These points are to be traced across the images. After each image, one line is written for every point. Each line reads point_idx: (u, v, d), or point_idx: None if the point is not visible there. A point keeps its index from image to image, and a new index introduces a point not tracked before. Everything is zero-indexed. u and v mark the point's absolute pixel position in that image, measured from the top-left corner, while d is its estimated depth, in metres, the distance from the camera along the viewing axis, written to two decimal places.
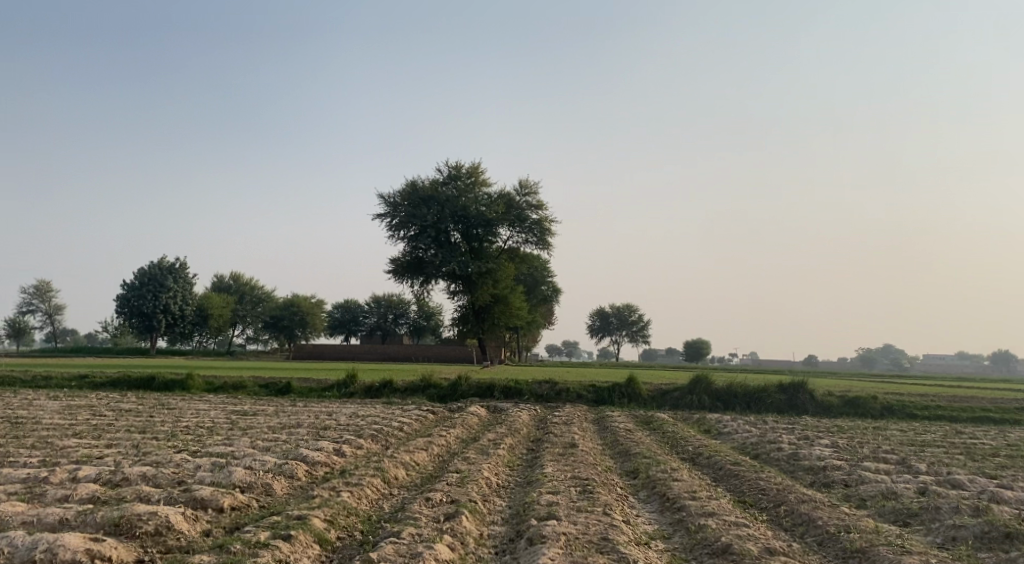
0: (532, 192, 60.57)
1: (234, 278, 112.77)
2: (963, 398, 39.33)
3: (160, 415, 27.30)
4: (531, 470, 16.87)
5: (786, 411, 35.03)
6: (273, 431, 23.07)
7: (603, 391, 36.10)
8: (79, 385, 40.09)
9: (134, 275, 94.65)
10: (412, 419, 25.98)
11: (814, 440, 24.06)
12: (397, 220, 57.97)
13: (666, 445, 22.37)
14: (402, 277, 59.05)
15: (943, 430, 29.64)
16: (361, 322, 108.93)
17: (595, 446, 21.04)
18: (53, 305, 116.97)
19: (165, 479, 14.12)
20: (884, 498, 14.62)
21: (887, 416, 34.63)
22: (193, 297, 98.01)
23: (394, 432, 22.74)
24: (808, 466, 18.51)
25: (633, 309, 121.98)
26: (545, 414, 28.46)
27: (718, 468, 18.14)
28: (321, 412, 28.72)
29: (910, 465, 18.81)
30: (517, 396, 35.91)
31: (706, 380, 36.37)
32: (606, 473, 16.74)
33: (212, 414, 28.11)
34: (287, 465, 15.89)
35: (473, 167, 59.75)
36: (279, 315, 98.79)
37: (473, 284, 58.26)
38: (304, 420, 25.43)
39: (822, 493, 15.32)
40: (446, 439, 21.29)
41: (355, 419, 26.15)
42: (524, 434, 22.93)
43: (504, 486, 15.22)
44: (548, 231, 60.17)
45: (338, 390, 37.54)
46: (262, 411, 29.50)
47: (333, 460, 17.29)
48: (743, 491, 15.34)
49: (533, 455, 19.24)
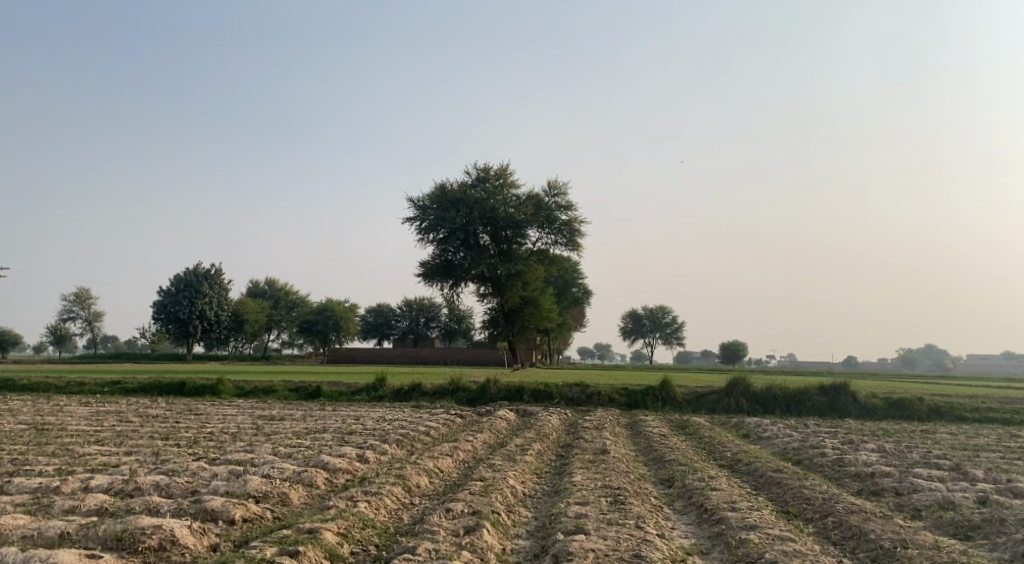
0: (561, 193, 59.66)
1: (269, 283, 113.51)
2: (1015, 400, 37.70)
3: (186, 421, 26.93)
4: (559, 478, 16.07)
5: (827, 414, 33.78)
6: (298, 436, 22.54)
7: (637, 395, 35.14)
8: (111, 390, 40.09)
9: (171, 282, 95.65)
10: (440, 424, 25.32)
11: (860, 445, 22.90)
12: (426, 223, 57.54)
13: (703, 452, 21.39)
14: (431, 280, 58.60)
15: (996, 434, 28.28)
16: (393, 325, 109.04)
17: (627, 452, 20.18)
18: (93, 312, 118.70)
19: (178, 489, 13.59)
20: (941, 509, 13.62)
21: (935, 419, 33.21)
22: (228, 303, 98.71)
23: (420, 438, 22.08)
24: (855, 473, 17.45)
25: (667, 310, 120.39)
26: (576, 419, 27.60)
27: (759, 476, 17.15)
28: (348, 417, 28.16)
29: (966, 472, 17.67)
30: (548, 399, 35.08)
31: (743, 382, 35.21)
32: (640, 481, 15.87)
33: (239, 420, 27.67)
34: (305, 473, 15.28)
35: (501, 169, 58.98)
36: (313, 320, 99.03)
37: (503, 287, 57.59)
38: (330, 425, 24.89)
39: (872, 502, 14.35)
40: (473, 445, 20.59)
41: (382, 423, 25.55)
42: (554, 440, 22.13)
43: (531, 496, 14.43)
44: (578, 232, 59.24)
45: (367, 393, 37.08)
46: (289, 416, 29.05)
47: (353, 467, 16.64)
48: (787, 501, 14.37)
49: (562, 462, 18.43)
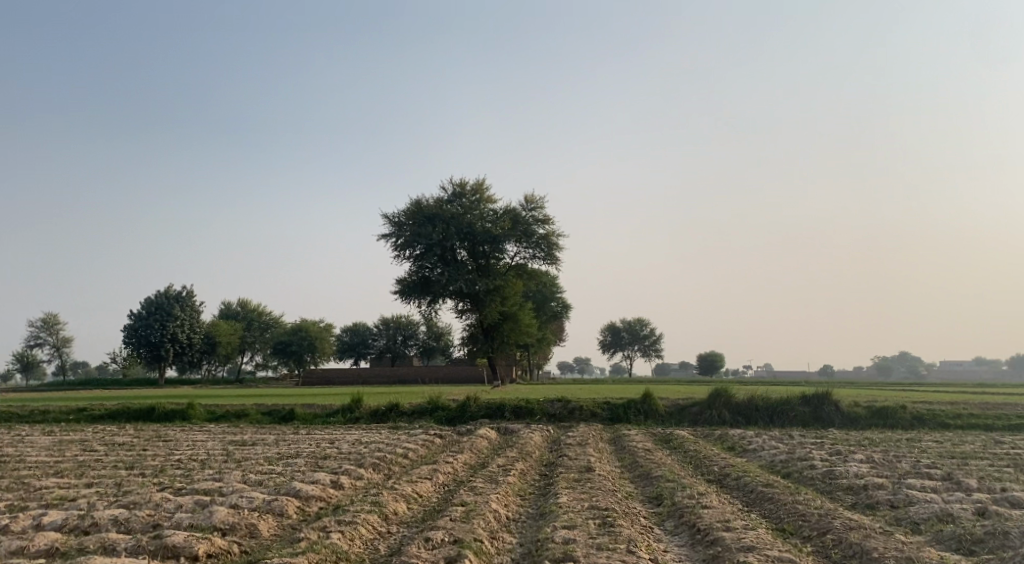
0: (538, 207, 59.21)
1: (242, 305, 111.85)
2: (995, 405, 37.57)
3: (154, 448, 25.91)
4: (544, 499, 15.41)
5: (811, 424, 33.38)
6: (270, 462, 21.61)
7: (619, 409, 34.56)
8: (77, 418, 38.75)
9: (143, 305, 93.73)
10: (418, 445, 24.56)
11: (847, 456, 22.45)
12: (402, 239, 56.73)
13: (690, 466, 20.80)
14: (409, 297, 57.76)
15: (982, 440, 27.99)
16: (370, 344, 107.69)
17: (613, 469, 19.56)
18: (62, 337, 116.13)
19: (139, 524, 12.75)
20: (941, 522, 13.15)
21: (918, 426, 32.91)
22: (201, 325, 96.90)
23: (397, 460, 21.30)
24: (846, 486, 16.95)
25: (645, 323, 120.21)
26: (558, 435, 26.97)
27: (749, 491, 16.59)
28: (323, 440, 27.25)
29: (959, 482, 17.22)
30: (529, 416, 34.38)
31: (725, 394, 34.72)
32: (627, 501, 15.22)
33: (209, 446, 26.64)
34: (276, 502, 14.47)
35: (477, 184, 58.41)
36: (288, 341, 97.54)
37: (482, 302, 56.93)
38: (304, 450, 24.02)
39: (869, 517, 13.85)
40: (453, 466, 19.87)
41: (358, 446, 24.73)
42: (537, 458, 21.48)
43: (516, 521, 13.73)
44: (556, 245, 58.81)
45: (343, 415, 36.15)
46: (261, 441, 28.10)
47: (328, 495, 15.86)
48: (781, 517, 13.82)
49: (546, 482, 17.75)
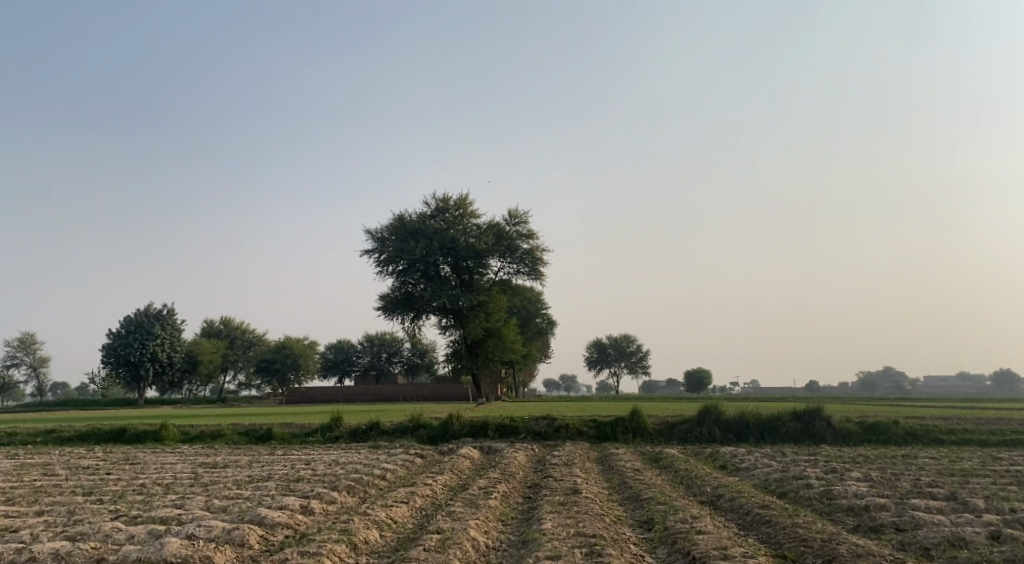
0: (522, 222, 58.34)
1: (225, 322, 110.27)
2: (987, 420, 36.83)
3: (118, 472, 24.65)
4: (527, 525, 14.40)
5: (803, 440, 32.51)
6: (238, 486, 20.45)
7: (606, 426, 33.60)
8: (46, 440, 37.32)
9: (122, 323, 92.07)
10: (397, 465, 23.44)
11: (843, 474, 21.56)
12: (385, 255, 55.72)
13: (681, 487, 19.77)
14: (392, 313, 56.69)
15: (980, 457, 27.20)
16: (354, 362, 106.21)
17: (600, 490, 18.57)
18: (39, 357, 113.98)
19: (81, 559, 11.68)
20: (953, 547, 12.36)
21: (912, 443, 32.10)
22: (181, 343, 95.17)
23: (374, 482, 20.20)
24: (847, 506, 16.02)
25: (631, 339, 119.39)
26: (543, 455, 25.92)
27: (744, 513, 15.63)
28: (298, 461, 26.05)
29: (965, 501, 16.38)
30: (513, 434, 33.32)
31: (715, 410, 33.87)
32: (616, 526, 14.21)
33: (177, 469, 25.36)
34: (236, 530, 13.37)
35: (461, 199, 57.49)
36: (271, 359, 95.96)
37: (465, 318, 55.90)
38: (277, 472, 22.83)
39: (874, 541, 13.02)
40: (432, 489, 18.82)
41: (334, 467, 23.56)
42: (520, 479, 20.46)
43: (496, 549, 12.74)
44: (541, 260, 57.96)
45: (322, 434, 34.94)
46: (233, 462, 26.91)
47: (295, 521, 14.79)
48: (781, 542, 12.93)
49: (529, 506, 16.68)
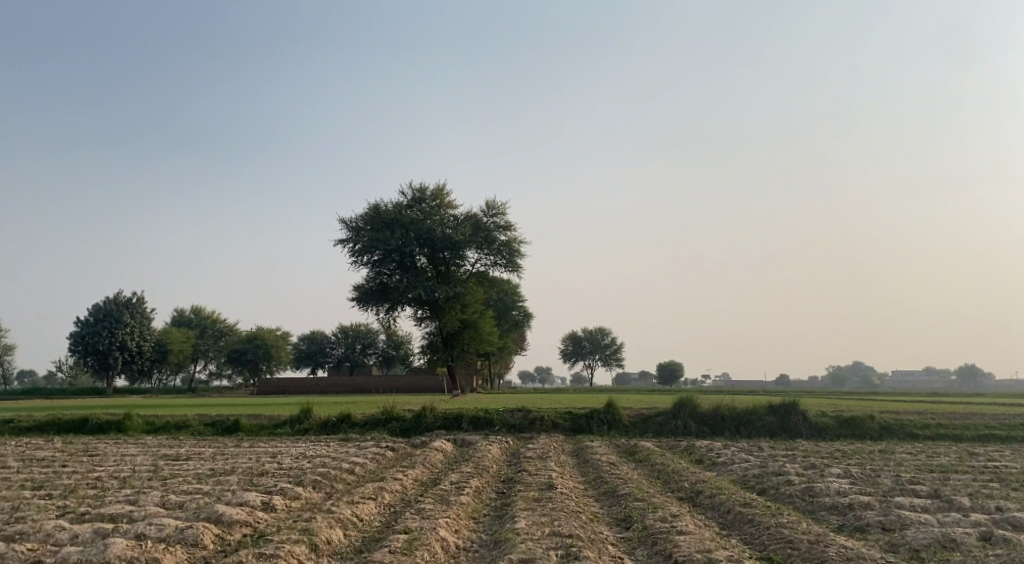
0: (500, 213, 57.59)
1: (196, 311, 108.44)
2: (961, 415, 36.73)
3: (75, 464, 23.56)
4: (500, 524, 13.70)
5: (778, 434, 32.14)
6: (198, 480, 19.52)
7: (581, 419, 33.00)
8: (4, 430, 35.99)
9: (90, 311, 90.04)
10: (366, 458, 22.61)
11: (823, 469, 21.11)
12: (360, 245, 54.63)
13: (658, 482, 19.19)
14: (366, 304, 55.72)
15: (956, 452, 26.96)
16: (328, 353, 104.96)
17: (576, 486, 17.92)
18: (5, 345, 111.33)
19: None
20: (944, 550, 11.89)
21: (887, 437, 31.85)
22: (151, 332, 93.22)
23: (341, 477, 19.36)
24: (830, 504, 15.53)
25: (606, 332, 119.27)
26: (517, 448, 25.24)
27: (725, 512, 15.06)
28: (264, 454, 25.12)
29: (950, 499, 15.93)
30: (487, 426, 32.63)
31: (691, 403, 33.40)
32: (592, 525, 13.56)
33: (137, 461, 24.33)
34: (190, 529, 12.51)
35: (438, 189, 56.49)
36: (242, 349, 94.42)
37: (441, 310, 55.12)
38: (241, 466, 21.89)
39: (861, 542, 12.52)
40: (402, 484, 18.03)
41: (301, 461, 22.65)
42: (494, 474, 19.73)
43: (467, 550, 12.05)
44: (518, 252, 57.25)
45: (291, 426, 33.98)
46: (197, 454, 25.93)
47: (254, 519, 13.98)
48: (765, 543, 12.36)
49: (502, 502, 15.99)
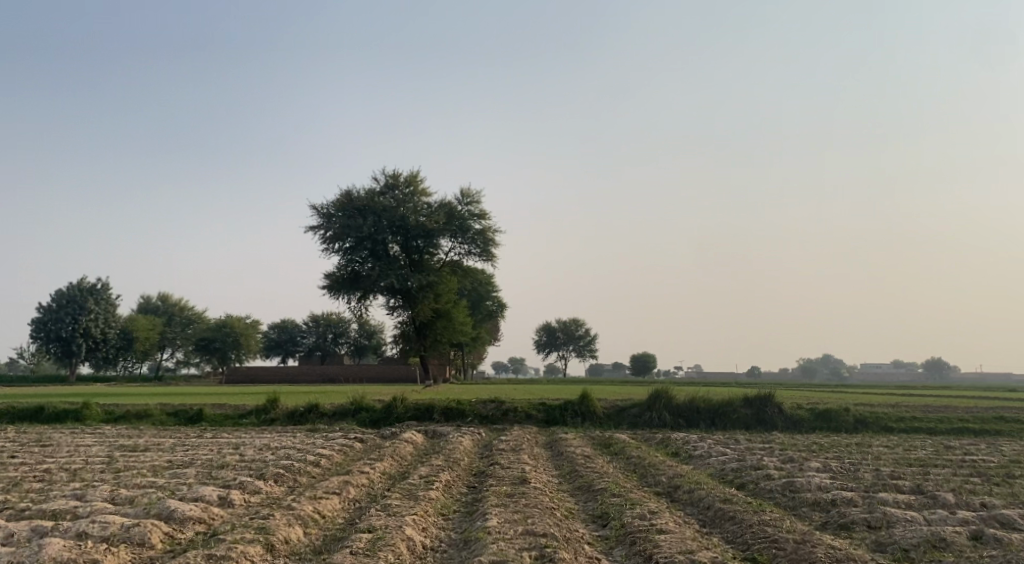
0: (475, 202, 56.78)
1: (163, 299, 106.39)
2: (935, 408, 36.65)
3: (25, 455, 22.41)
4: (469, 522, 12.94)
5: (753, 427, 31.76)
6: (154, 473, 18.52)
7: (555, 410, 32.38)
8: None
9: (53, 297, 87.92)
10: (333, 451, 21.71)
11: (802, 463, 20.64)
12: (331, 232, 53.41)
13: (635, 476, 18.59)
14: (337, 293, 54.56)
15: (933, 446, 26.69)
16: (298, 342, 103.60)
17: (550, 479, 17.28)
18: None
19: None
20: (935, 549, 11.40)
21: (862, 429, 31.62)
22: (117, 319, 91.19)
23: (305, 470, 18.49)
24: (812, 500, 14.99)
25: (580, 323, 118.84)
26: (489, 440, 24.52)
27: (705, 508, 14.47)
28: (226, 446, 24.14)
29: (934, 495, 15.47)
30: (460, 418, 31.89)
31: (666, 394, 32.88)
32: (568, 522, 12.93)
33: (91, 452, 23.19)
34: (137, 527, 11.63)
35: (411, 176, 55.50)
36: (210, 337, 92.66)
37: (414, 300, 54.18)
38: (201, 458, 20.90)
39: (846, 540, 12.04)
40: (370, 478, 17.24)
41: (265, 453, 21.69)
42: (465, 467, 19.02)
43: (434, 550, 11.34)
44: (492, 242, 56.50)
45: (257, 417, 32.96)
46: (156, 446, 24.83)
47: (210, 516, 13.14)
48: (748, 542, 11.78)
49: (474, 498, 15.30)
